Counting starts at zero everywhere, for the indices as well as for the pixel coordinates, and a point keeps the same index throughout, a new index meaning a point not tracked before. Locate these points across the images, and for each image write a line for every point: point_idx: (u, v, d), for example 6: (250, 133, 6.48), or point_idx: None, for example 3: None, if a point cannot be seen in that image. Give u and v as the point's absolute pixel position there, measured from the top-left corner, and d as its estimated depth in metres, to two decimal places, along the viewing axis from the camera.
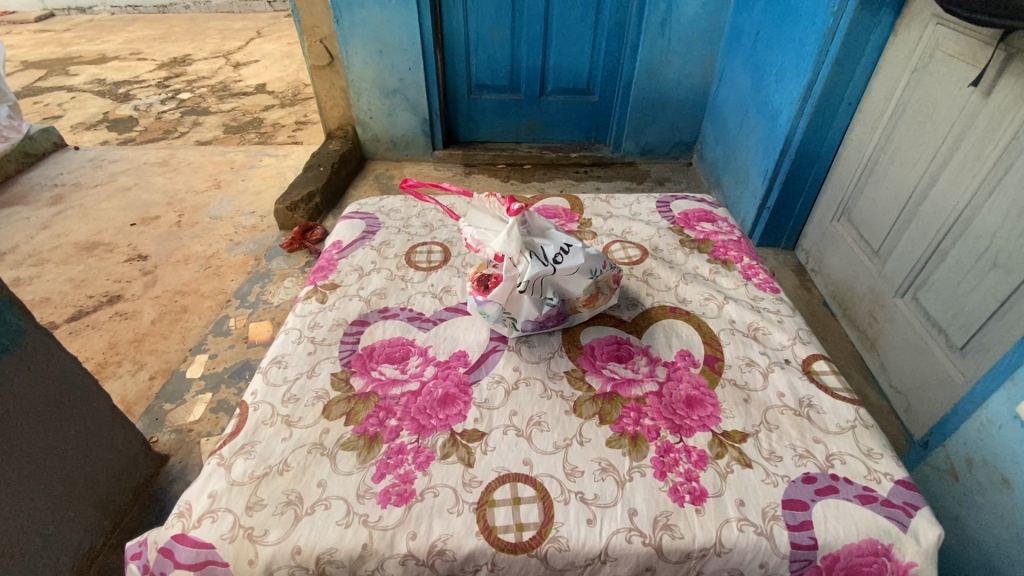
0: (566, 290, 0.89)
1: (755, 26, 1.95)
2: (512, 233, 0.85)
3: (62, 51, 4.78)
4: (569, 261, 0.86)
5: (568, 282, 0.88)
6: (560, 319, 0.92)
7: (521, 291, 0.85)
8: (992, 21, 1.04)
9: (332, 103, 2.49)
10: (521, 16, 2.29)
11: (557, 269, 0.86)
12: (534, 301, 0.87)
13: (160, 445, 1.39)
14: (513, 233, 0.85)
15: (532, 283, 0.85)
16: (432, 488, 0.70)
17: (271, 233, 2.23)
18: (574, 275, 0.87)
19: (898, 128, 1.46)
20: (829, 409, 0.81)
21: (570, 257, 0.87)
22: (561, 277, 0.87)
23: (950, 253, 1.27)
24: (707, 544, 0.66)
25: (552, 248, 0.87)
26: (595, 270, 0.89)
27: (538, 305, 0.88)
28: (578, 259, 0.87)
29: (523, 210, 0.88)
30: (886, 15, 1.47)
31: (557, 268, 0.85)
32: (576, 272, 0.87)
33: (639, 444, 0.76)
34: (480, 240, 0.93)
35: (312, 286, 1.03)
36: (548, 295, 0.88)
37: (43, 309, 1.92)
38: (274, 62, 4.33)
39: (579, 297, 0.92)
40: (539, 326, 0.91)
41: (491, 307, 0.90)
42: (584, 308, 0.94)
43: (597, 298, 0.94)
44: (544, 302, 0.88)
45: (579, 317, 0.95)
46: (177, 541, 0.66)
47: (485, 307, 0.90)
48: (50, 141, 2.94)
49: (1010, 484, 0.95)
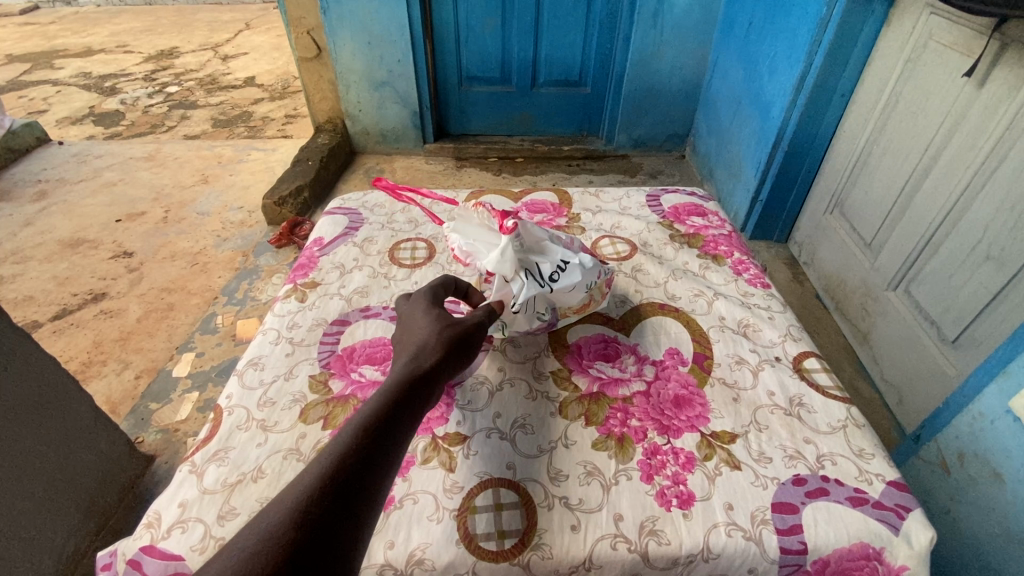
0: (559, 305, 0.89)
1: (748, 17, 1.93)
2: (507, 253, 0.82)
3: (46, 43, 4.69)
4: (565, 280, 0.86)
5: (561, 299, 0.88)
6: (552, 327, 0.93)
7: (516, 310, 0.84)
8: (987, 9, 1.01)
9: (320, 95, 2.45)
10: (512, 7, 2.25)
11: (553, 290, 0.85)
12: (526, 319, 0.87)
13: (145, 445, 1.36)
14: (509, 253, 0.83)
15: (525, 304, 0.84)
16: (411, 494, 0.68)
17: (259, 228, 2.20)
18: (570, 293, 0.87)
19: (891, 120, 1.45)
20: (820, 408, 0.80)
21: (568, 274, 0.86)
22: (555, 296, 0.87)
23: (942, 246, 1.26)
24: (694, 550, 0.64)
25: (548, 265, 0.86)
26: (591, 285, 0.88)
27: (530, 321, 0.88)
28: (577, 276, 0.86)
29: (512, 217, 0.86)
30: (879, 5, 1.45)
31: (553, 287, 0.85)
32: (573, 290, 0.87)
33: (626, 446, 0.74)
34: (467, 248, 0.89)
35: (292, 284, 1.00)
36: (543, 310, 0.88)
37: (25, 308, 1.88)
38: (263, 55, 4.26)
39: (572, 309, 0.91)
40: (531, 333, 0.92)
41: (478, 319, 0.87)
42: (573, 316, 0.92)
43: (588, 307, 0.93)
44: (537, 318, 0.88)
45: (569, 321, 0.94)
46: (146, 552, 0.63)
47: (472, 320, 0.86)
48: (33, 135, 2.88)
49: (1001, 478, 0.94)
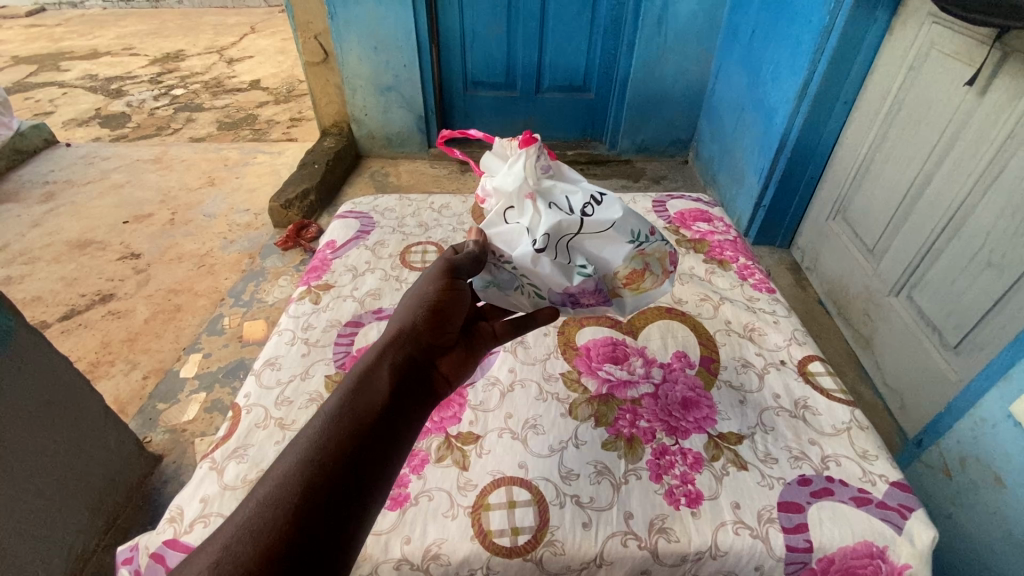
0: (601, 260, 0.83)
1: (751, 24, 1.95)
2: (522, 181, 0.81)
3: (53, 46, 4.73)
4: (600, 215, 0.80)
5: (602, 248, 0.82)
6: (597, 297, 0.85)
7: (540, 249, 0.77)
8: (988, 20, 1.03)
9: (326, 100, 2.48)
10: (518, 13, 2.28)
11: (584, 223, 0.80)
12: (561, 267, 0.80)
13: (154, 445, 1.37)
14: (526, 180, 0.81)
15: (554, 239, 0.78)
16: (426, 492, 0.71)
17: (266, 231, 2.22)
18: (607, 235, 0.81)
19: (894, 127, 1.47)
20: (824, 411, 0.81)
21: (603, 209, 0.81)
22: (589, 238, 0.81)
23: (944, 252, 1.28)
24: (702, 547, 0.66)
25: (580, 199, 0.81)
26: (635, 234, 0.82)
27: (566, 271, 0.81)
28: (615, 211, 0.81)
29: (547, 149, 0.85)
30: (881, 14, 1.47)
31: (585, 220, 0.80)
32: (610, 229, 0.81)
33: (635, 447, 0.76)
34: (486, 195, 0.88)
35: (305, 286, 1.02)
36: (578, 262, 0.82)
37: (34, 308, 1.90)
38: (268, 59, 4.29)
39: (620, 274, 0.84)
40: (571, 299, 0.84)
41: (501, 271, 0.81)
42: (627, 289, 0.85)
43: (643, 279, 0.85)
44: (575, 269, 0.82)
45: (622, 299, 0.86)
46: (169, 546, 0.65)
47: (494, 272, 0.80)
48: (41, 137, 2.91)
49: (1003, 482, 0.95)
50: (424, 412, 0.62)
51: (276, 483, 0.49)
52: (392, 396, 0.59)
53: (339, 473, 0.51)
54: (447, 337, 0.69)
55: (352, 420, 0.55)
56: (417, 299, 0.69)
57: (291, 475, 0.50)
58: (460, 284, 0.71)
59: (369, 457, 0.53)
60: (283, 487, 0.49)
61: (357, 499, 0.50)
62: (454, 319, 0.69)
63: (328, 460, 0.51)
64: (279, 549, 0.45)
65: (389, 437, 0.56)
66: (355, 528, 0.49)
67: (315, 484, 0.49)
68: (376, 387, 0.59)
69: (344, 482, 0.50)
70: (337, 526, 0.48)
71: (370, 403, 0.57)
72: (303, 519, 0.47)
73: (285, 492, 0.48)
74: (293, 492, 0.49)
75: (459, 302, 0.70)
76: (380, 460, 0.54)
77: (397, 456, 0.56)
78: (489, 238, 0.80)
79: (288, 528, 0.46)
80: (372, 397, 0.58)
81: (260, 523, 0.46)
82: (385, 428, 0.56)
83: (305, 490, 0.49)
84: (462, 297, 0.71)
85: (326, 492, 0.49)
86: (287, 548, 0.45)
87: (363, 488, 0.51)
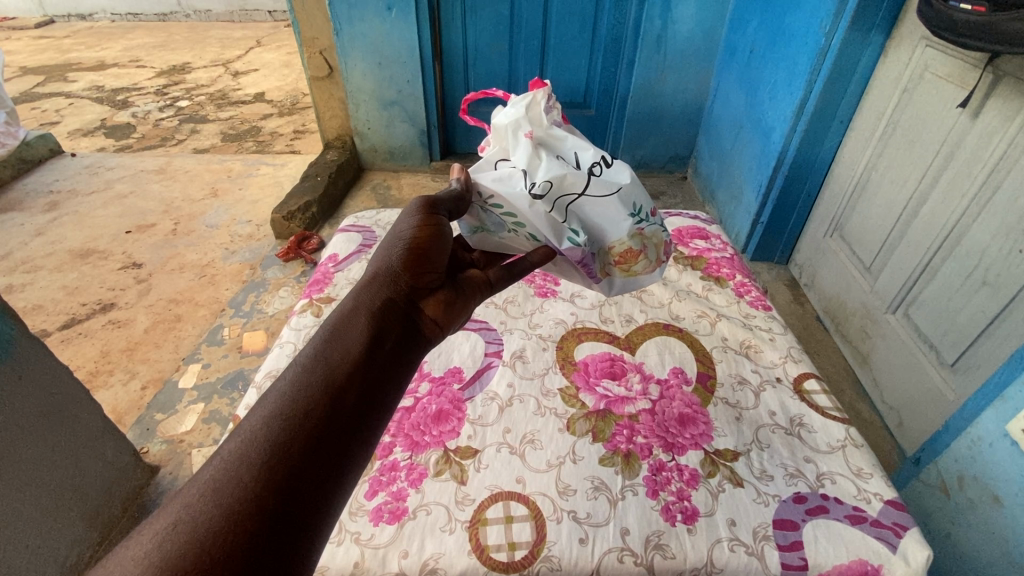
0: (597, 230, 0.88)
1: (749, 44, 1.98)
2: (527, 125, 0.84)
3: (61, 57, 4.78)
4: (608, 178, 0.85)
5: (603, 217, 0.87)
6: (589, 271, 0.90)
7: (535, 195, 0.81)
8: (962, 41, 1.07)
9: (330, 113, 2.52)
10: (519, 31, 2.31)
11: (591, 182, 0.84)
12: (553, 224, 0.84)
13: (150, 455, 1.37)
14: (532, 126, 0.85)
15: (554, 190, 0.82)
16: (425, 505, 0.72)
17: (267, 242, 2.24)
18: (610, 202, 0.85)
19: (888, 147, 1.49)
20: (820, 428, 0.82)
21: (612, 173, 0.86)
22: (592, 201, 0.85)
23: (940, 270, 1.29)
24: (697, 564, 0.66)
25: (590, 158, 0.86)
26: (637, 208, 0.88)
27: (557, 231, 0.84)
28: (623, 177, 0.86)
29: (559, 106, 0.90)
30: (876, 37, 1.50)
31: (592, 179, 0.84)
32: (614, 195, 0.85)
33: (632, 462, 0.77)
34: (489, 144, 0.92)
35: (307, 299, 1.05)
36: (572, 225, 0.85)
37: (35, 317, 1.91)
38: (273, 72, 4.35)
39: (613, 251, 0.90)
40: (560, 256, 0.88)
41: (491, 215, 0.86)
42: (617, 269, 0.92)
43: (635, 262, 0.92)
44: (566, 232, 0.85)
45: (609, 274, 0.93)
46: None
47: (483, 217, 0.86)
48: (46, 146, 2.94)
49: (1001, 502, 0.95)
50: (409, 360, 0.60)
51: (247, 436, 0.46)
52: (371, 344, 0.57)
53: (315, 427, 0.48)
54: (429, 281, 0.67)
55: (327, 371, 0.53)
56: (393, 245, 0.67)
57: (261, 430, 0.47)
58: (438, 223, 0.70)
59: (349, 410, 0.51)
60: (253, 442, 0.46)
61: (335, 454, 0.48)
62: (435, 263, 0.67)
63: (302, 413, 0.49)
64: (250, 506, 0.42)
65: (371, 389, 0.54)
66: (337, 483, 0.47)
67: (288, 438, 0.47)
68: (353, 335, 0.57)
69: (321, 434, 0.48)
70: (317, 482, 0.46)
71: (346, 353, 0.55)
72: (276, 474, 0.44)
73: (254, 448, 0.46)
74: (265, 445, 0.46)
75: (437, 245, 0.68)
76: (361, 412, 0.52)
77: (381, 408, 0.54)
78: (476, 178, 0.84)
79: (261, 483, 0.44)
80: (348, 346, 0.56)
81: (226, 479, 0.44)
82: (365, 379, 0.54)
83: (278, 443, 0.46)
84: (441, 239, 0.69)
85: (302, 445, 0.47)
86: (259, 504, 0.43)
87: (344, 442, 0.49)
